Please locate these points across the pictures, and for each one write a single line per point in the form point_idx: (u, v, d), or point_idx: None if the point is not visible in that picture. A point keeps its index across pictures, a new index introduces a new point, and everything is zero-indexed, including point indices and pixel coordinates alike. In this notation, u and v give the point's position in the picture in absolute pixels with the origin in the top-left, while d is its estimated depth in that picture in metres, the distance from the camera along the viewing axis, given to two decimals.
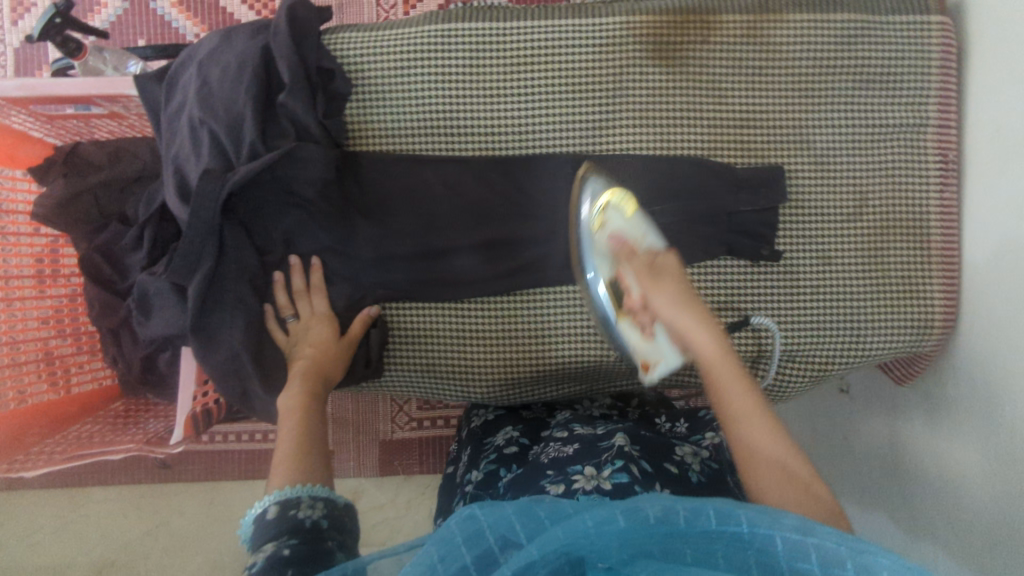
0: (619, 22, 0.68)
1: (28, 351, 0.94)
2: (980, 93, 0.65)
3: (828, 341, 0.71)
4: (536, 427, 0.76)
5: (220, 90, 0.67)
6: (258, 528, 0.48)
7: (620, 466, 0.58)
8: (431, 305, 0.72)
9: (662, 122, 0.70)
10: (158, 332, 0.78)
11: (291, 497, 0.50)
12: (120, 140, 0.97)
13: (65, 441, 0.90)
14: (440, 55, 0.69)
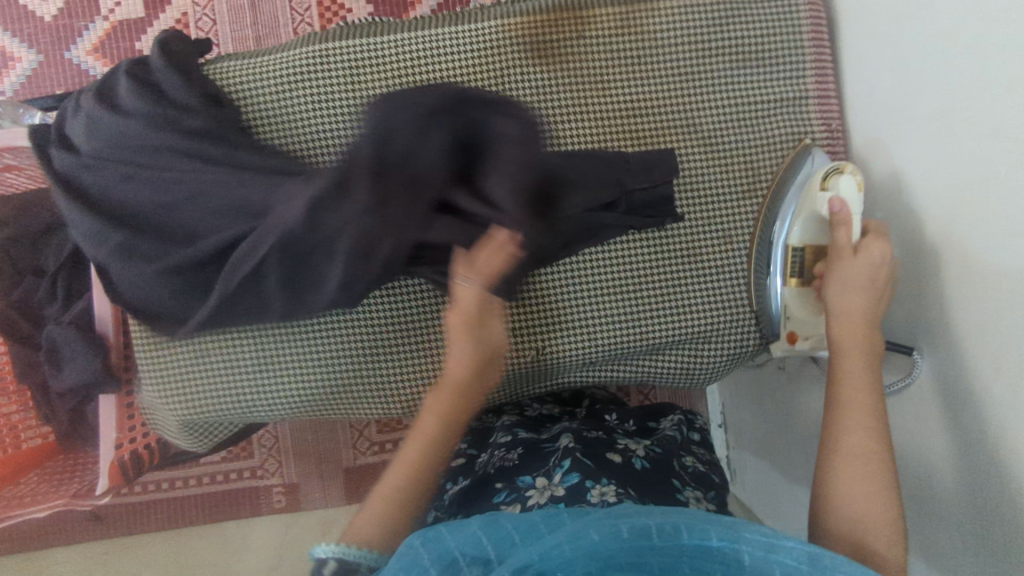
0: (494, 25, 0.69)
1: None
2: (855, 63, 0.68)
3: (730, 321, 0.70)
4: (483, 437, 0.77)
5: (106, 124, 0.67)
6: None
7: (570, 468, 0.61)
8: (336, 321, 0.71)
9: (549, 117, 0.70)
10: (74, 380, 0.76)
11: (350, 561, 0.53)
12: (26, 194, 0.94)
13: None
14: (320, 73, 0.69)
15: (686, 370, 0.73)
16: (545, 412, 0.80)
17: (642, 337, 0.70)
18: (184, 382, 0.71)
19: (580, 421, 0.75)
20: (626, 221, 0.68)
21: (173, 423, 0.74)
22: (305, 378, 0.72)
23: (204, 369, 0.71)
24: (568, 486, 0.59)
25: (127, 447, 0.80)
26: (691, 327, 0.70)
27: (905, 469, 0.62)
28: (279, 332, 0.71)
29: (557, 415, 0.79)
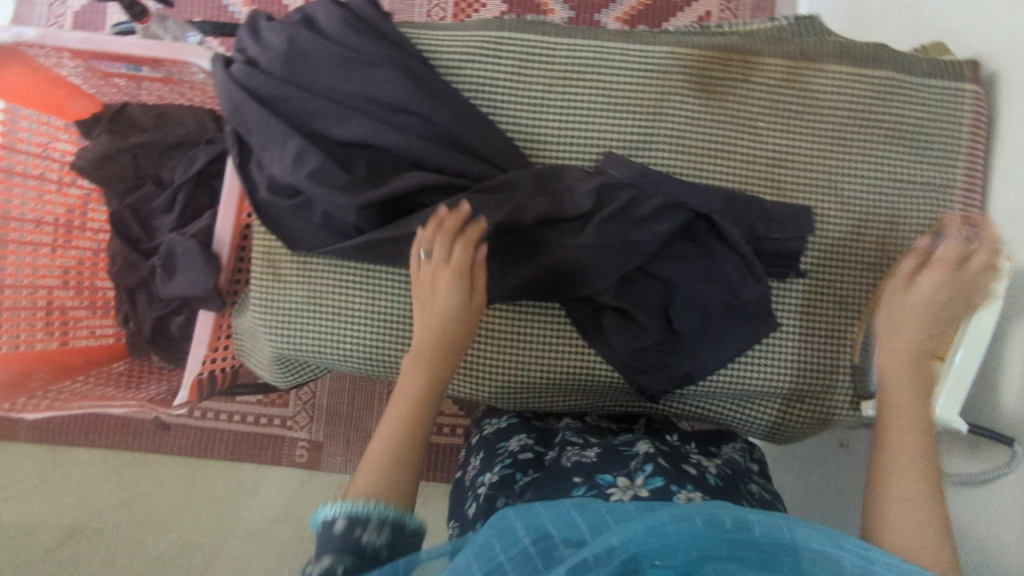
0: (665, 52, 0.71)
1: (35, 304, 0.94)
2: (1008, 164, 0.66)
3: (822, 386, 0.72)
4: (548, 436, 0.77)
5: (279, 56, 0.69)
6: (325, 531, 0.52)
7: (653, 472, 0.62)
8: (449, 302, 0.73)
9: (696, 150, 0.71)
10: (179, 292, 0.78)
11: (360, 513, 0.53)
12: (167, 106, 0.97)
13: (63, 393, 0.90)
14: (491, 59, 0.72)
15: (772, 424, 0.74)
16: (605, 424, 0.80)
17: (738, 383, 0.72)
18: (290, 318, 0.74)
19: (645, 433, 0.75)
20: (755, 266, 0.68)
21: (268, 354, 0.77)
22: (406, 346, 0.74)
23: (314, 313, 0.74)
24: (653, 488, 0.59)
25: (208, 367, 0.82)
26: (787, 384, 0.71)
27: None
28: (390, 292, 0.73)
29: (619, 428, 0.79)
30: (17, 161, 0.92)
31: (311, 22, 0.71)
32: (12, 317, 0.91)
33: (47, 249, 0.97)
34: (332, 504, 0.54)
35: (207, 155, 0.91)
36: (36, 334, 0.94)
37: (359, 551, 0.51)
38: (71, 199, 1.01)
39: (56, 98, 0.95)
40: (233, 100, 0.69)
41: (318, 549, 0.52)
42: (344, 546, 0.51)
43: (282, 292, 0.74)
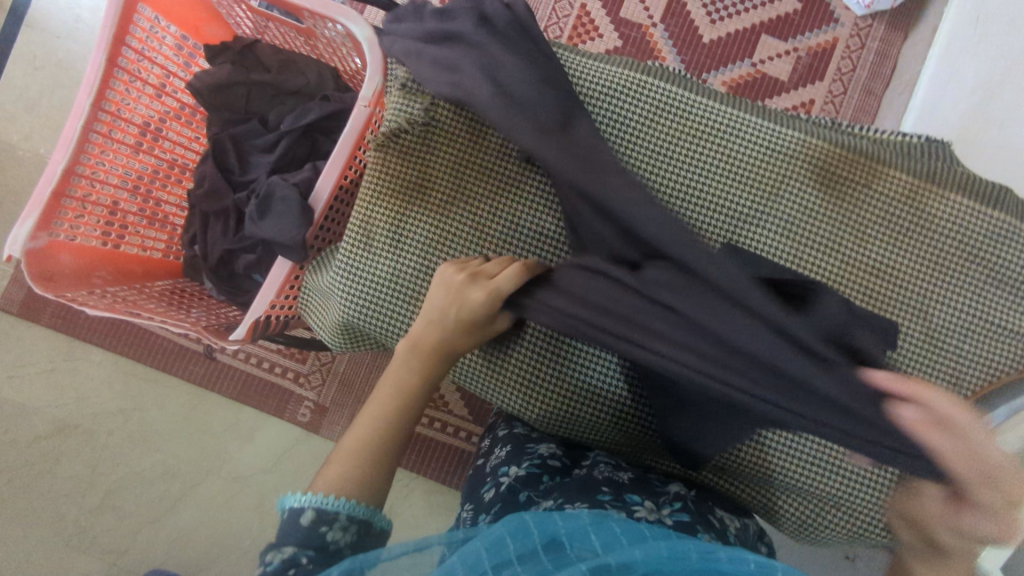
0: (796, 138, 0.73)
1: (96, 203, 0.92)
2: None
3: (861, 500, 0.72)
4: (575, 453, 0.79)
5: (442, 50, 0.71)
6: (292, 520, 0.56)
7: (680, 508, 0.64)
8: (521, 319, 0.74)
9: (802, 239, 0.73)
10: (266, 233, 0.80)
11: (328, 511, 0.57)
12: (294, 54, 1.00)
13: (107, 296, 0.90)
14: (630, 99, 0.74)
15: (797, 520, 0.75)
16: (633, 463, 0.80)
17: (776, 470, 0.72)
18: (366, 285, 0.74)
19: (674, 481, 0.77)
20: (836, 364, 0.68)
21: (334, 317, 0.78)
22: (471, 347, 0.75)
23: (388, 290, 0.74)
24: (677, 520, 0.62)
25: (274, 311, 0.83)
26: (828, 487, 0.72)
27: None
28: None
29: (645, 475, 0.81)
30: (142, 65, 0.93)
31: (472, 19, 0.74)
32: (75, 218, 0.90)
33: (129, 151, 0.96)
34: (303, 494, 0.58)
35: (319, 111, 0.93)
36: (93, 234, 0.92)
37: (323, 545, 0.55)
38: (168, 107, 1.02)
39: (195, 20, 1.00)
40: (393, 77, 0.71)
41: (284, 535, 0.56)
42: (309, 537, 0.55)
43: (368, 259, 0.74)
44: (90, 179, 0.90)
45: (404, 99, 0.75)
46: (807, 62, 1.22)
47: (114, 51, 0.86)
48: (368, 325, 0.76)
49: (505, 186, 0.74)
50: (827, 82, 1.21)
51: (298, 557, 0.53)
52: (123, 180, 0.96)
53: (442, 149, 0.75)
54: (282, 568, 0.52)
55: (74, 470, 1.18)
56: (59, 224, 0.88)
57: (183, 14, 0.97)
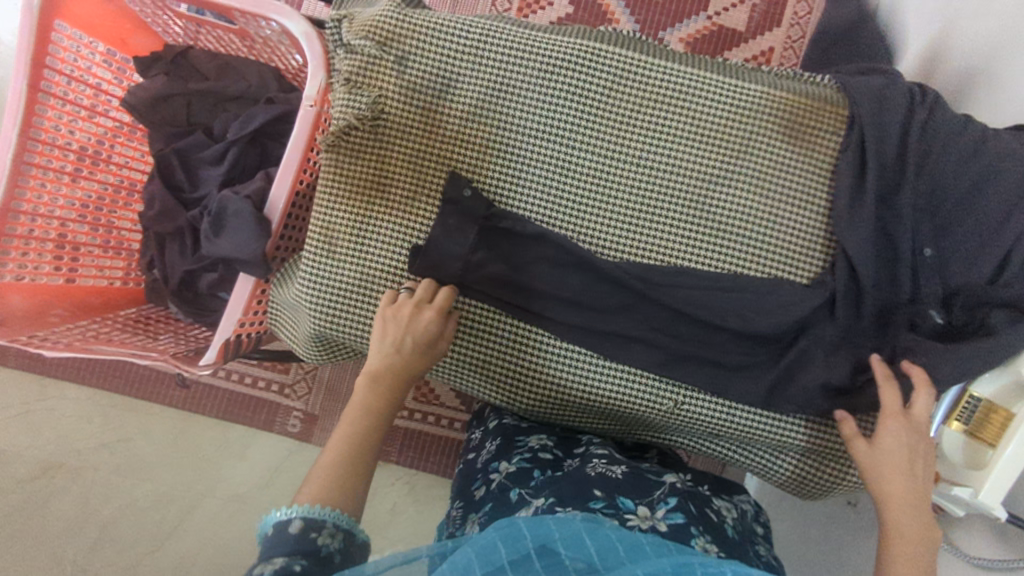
0: (757, 92, 0.71)
1: (44, 236, 0.88)
2: None
3: (840, 457, 0.72)
4: (568, 441, 0.77)
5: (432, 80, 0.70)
6: (279, 534, 0.53)
7: (674, 508, 0.61)
8: (476, 316, 0.72)
9: (773, 195, 0.71)
10: (223, 251, 0.76)
11: (316, 518, 0.54)
12: (231, 57, 0.95)
13: (72, 333, 0.87)
14: (583, 69, 0.71)
15: (789, 477, 0.75)
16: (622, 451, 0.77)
17: (766, 433, 0.72)
18: (333, 297, 0.71)
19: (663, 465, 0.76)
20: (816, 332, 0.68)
21: (305, 330, 0.75)
22: (441, 346, 0.73)
23: (355, 297, 0.71)
24: (672, 524, 0.59)
25: (243, 330, 0.81)
26: (821, 444, 0.72)
27: None
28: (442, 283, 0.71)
29: (639, 454, 0.79)
30: (70, 88, 0.87)
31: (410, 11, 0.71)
32: (23, 255, 0.86)
33: (66, 180, 0.90)
34: (285, 509, 0.55)
35: (265, 117, 0.88)
36: (43, 267, 0.88)
37: (315, 551, 0.52)
38: (104, 128, 0.96)
39: (120, 32, 0.94)
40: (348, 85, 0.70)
41: (269, 551, 0.52)
42: (301, 544, 0.52)
43: (333, 270, 0.71)
44: (31, 210, 0.86)
45: (350, 94, 0.70)
46: (763, 9, 1.18)
47: (37, 75, 0.81)
48: (337, 336, 0.73)
49: (472, 172, 0.71)
50: (784, 27, 1.18)
51: (291, 565, 0.50)
52: (69, 209, 0.91)
53: (398, 142, 0.71)
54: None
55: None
56: (4, 263, 0.83)
57: (106, 28, 0.91)
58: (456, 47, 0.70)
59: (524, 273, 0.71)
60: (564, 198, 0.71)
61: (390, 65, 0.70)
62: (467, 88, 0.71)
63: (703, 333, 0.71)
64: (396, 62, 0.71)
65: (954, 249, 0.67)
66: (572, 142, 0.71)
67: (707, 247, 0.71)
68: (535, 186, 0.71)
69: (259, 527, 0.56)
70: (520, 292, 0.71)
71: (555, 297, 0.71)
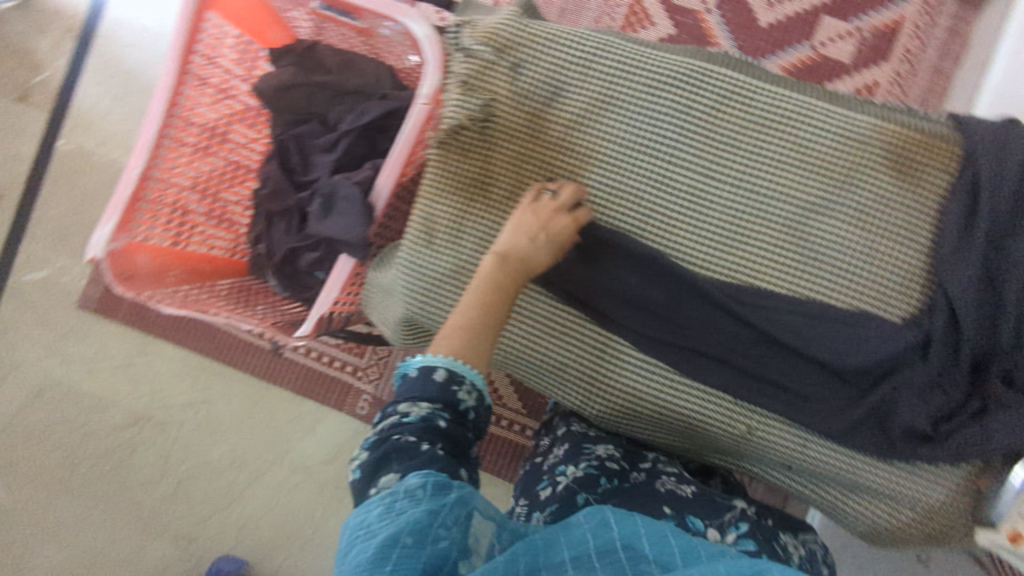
0: (868, 124, 0.71)
1: (168, 200, 0.97)
2: None
3: (912, 515, 0.70)
4: (634, 458, 0.77)
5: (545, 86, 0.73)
6: (424, 377, 0.56)
7: (745, 534, 0.62)
8: (562, 319, 0.74)
9: (872, 228, 0.70)
10: (329, 232, 0.82)
11: (460, 373, 0.57)
12: (353, 54, 1.01)
13: (181, 296, 0.95)
14: (692, 89, 0.72)
15: (858, 525, 0.73)
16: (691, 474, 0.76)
17: (840, 471, 0.70)
18: (427, 289, 0.75)
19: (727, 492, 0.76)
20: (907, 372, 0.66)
21: (395, 315, 0.79)
22: (522, 346, 0.76)
23: (445, 289, 0.75)
24: (742, 549, 0.60)
25: (338, 308, 0.86)
26: (907, 491, 0.69)
27: None
28: (534, 285, 0.74)
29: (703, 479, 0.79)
30: (204, 72, 0.96)
31: (528, 20, 0.75)
32: (149, 224, 0.94)
33: (196, 153, 1.00)
34: (430, 355, 0.58)
35: (378, 110, 0.95)
36: (164, 240, 0.96)
37: (454, 405, 0.56)
38: (232, 109, 1.05)
39: (259, 23, 1.02)
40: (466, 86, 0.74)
41: (414, 389, 0.57)
42: (443, 397, 0.56)
43: (432, 259, 0.75)
44: (164, 177, 0.95)
45: (464, 95, 0.74)
46: (872, 43, 1.16)
47: (185, 58, 0.90)
48: (425, 322, 0.77)
49: (571, 179, 0.74)
50: (893, 63, 1.15)
51: (433, 421, 0.55)
52: (192, 183, 1.00)
53: (504, 144, 0.74)
54: (421, 428, 0.54)
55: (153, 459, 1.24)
56: (137, 224, 0.92)
57: (247, 19, 1.00)
58: (570, 57, 0.73)
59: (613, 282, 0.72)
60: (657, 213, 0.73)
61: (504, 71, 0.74)
62: (575, 98, 0.73)
63: (786, 360, 0.70)
64: (510, 69, 0.74)
65: None
66: (673, 157, 0.73)
67: (798, 274, 0.71)
68: (630, 197, 0.73)
69: (407, 357, 0.60)
70: (605, 299, 0.73)
71: (640, 307, 0.73)
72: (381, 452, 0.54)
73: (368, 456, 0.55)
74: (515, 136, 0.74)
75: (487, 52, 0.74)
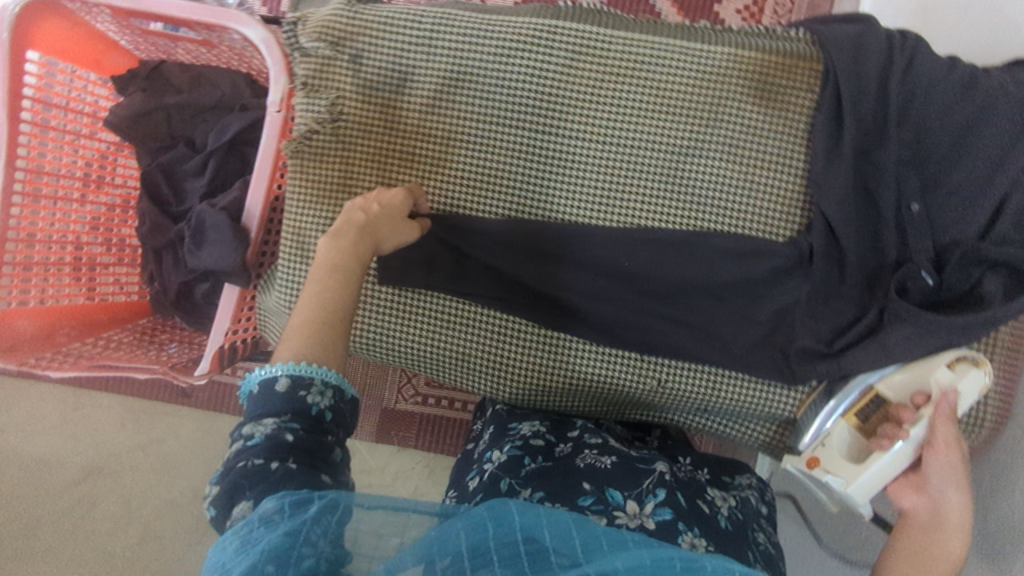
0: (722, 55, 0.68)
1: (61, 254, 0.93)
2: None
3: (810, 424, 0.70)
4: (562, 426, 0.74)
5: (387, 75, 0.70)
6: (266, 391, 0.50)
7: (663, 501, 0.59)
8: (422, 308, 0.72)
9: (744, 160, 0.68)
10: (206, 265, 0.78)
11: (305, 376, 0.51)
12: (203, 67, 0.95)
13: (91, 348, 0.92)
14: (539, 51, 0.68)
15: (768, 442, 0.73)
16: (619, 433, 0.76)
17: (752, 405, 0.70)
18: None
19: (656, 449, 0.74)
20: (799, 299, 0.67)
21: None
22: (417, 342, 0.73)
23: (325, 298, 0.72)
24: (660, 522, 0.57)
25: (231, 337, 0.82)
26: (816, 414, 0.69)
27: None
28: (419, 288, 0.71)
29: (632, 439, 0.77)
30: (54, 114, 0.90)
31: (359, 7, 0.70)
32: (55, 279, 0.92)
33: (75, 201, 0.95)
34: (271, 366, 0.52)
35: (239, 123, 0.90)
36: (78, 292, 0.95)
37: (306, 412, 0.50)
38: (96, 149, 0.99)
39: (93, 52, 0.95)
40: (308, 86, 0.70)
41: (259, 406, 0.50)
42: (290, 406, 0.49)
43: (309, 274, 0.72)
44: (49, 232, 0.91)
45: (308, 99, 0.70)
46: None
47: (14, 104, 0.83)
48: None
49: (436, 165, 0.71)
50: None
51: (282, 435, 0.48)
52: (76, 231, 0.95)
53: (359, 141, 0.71)
54: (268, 447, 0.47)
55: (111, 509, 1.11)
56: (27, 287, 0.88)
57: (78, 49, 0.92)
58: (409, 38, 0.69)
59: (496, 263, 0.70)
60: (530, 184, 0.70)
61: (344, 65, 0.70)
62: (423, 80, 0.70)
63: (685, 307, 0.69)
64: (350, 62, 0.70)
65: (942, 203, 0.64)
66: (533, 125, 0.69)
67: (679, 221, 0.69)
68: (500, 174, 0.70)
69: (247, 378, 0.53)
70: (492, 281, 0.71)
71: (527, 282, 0.71)
72: (231, 483, 0.47)
73: (220, 491, 0.48)
74: (369, 131, 0.70)
75: (322, 47, 0.70)
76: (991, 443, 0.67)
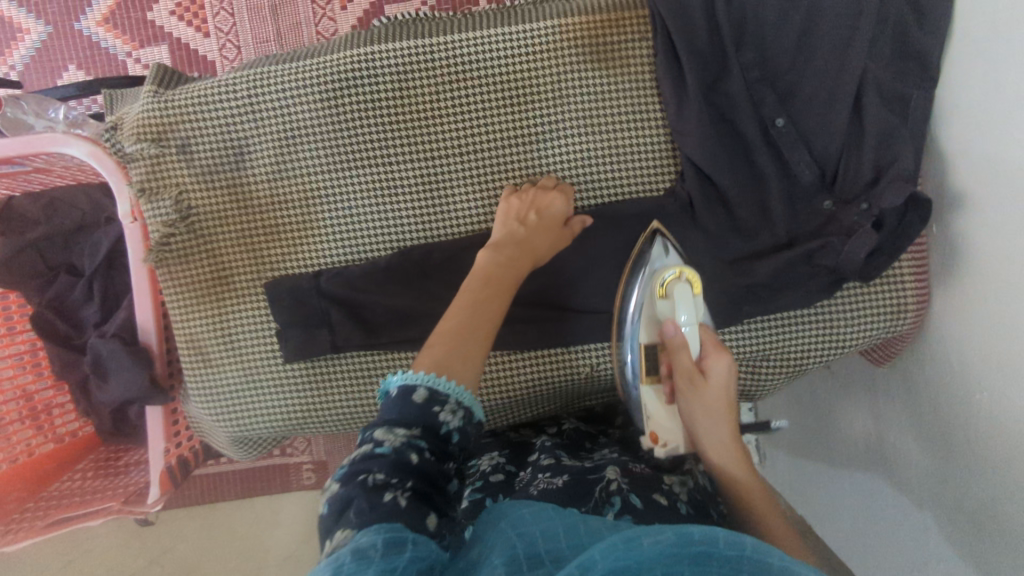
0: (545, 26, 0.65)
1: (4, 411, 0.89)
2: (959, 50, 0.56)
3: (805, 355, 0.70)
4: (519, 454, 0.67)
5: (223, 155, 0.67)
6: (400, 399, 0.46)
7: (620, 509, 0.52)
8: (365, 360, 0.70)
9: (600, 126, 0.67)
10: (117, 395, 0.74)
11: (442, 391, 0.47)
12: (56, 191, 0.91)
13: (50, 502, 0.87)
14: (361, 81, 0.65)
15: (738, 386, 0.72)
16: (582, 430, 0.71)
17: None
18: (231, 405, 0.70)
19: (619, 435, 0.70)
20: (698, 244, 0.66)
21: (225, 438, 0.74)
22: (332, 413, 0.71)
23: (248, 393, 0.70)
24: None
25: (174, 453, 0.79)
26: (742, 353, 0.70)
27: (943, 487, 0.60)
28: (326, 356, 0.69)
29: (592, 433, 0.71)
30: None
31: (170, 94, 0.67)
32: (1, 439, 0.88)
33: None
34: (412, 374, 0.48)
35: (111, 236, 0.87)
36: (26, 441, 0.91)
37: (434, 430, 0.45)
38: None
39: None
40: (147, 191, 0.67)
41: (388, 413, 0.46)
42: (422, 419, 0.45)
43: (216, 378, 0.70)
44: None
45: (150, 203, 0.67)
46: None
47: None
48: (252, 432, 0.72)
49: (303, 228, 0.68)
50: None
51: (406, 457, 0.43)
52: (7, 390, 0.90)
53: (219, 227, 0.68)
54: (392, 462, 0.42)
55: None
56: None
57: None
58: (229, 111, 0.66)
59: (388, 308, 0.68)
60: (402, 214, 0.68)
61: (176, 156, 0.67)
62: (259, 147, 0.67)
63: (592, 287, 0.69)
64: (178, 151, 0.67)
65: (805, 109, 0.62)
66: (383, 156, 0.67)
67: None
68: (367, 216, 0.68)
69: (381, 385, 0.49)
70: (397, 325, 0.68)
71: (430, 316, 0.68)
72: (347, 489, 0.42)
73: (339, 491, 0.42)
74: (225, 215, 0.68)
75: (146, 147, 0.66)
76: (919, 321, 0.67)
